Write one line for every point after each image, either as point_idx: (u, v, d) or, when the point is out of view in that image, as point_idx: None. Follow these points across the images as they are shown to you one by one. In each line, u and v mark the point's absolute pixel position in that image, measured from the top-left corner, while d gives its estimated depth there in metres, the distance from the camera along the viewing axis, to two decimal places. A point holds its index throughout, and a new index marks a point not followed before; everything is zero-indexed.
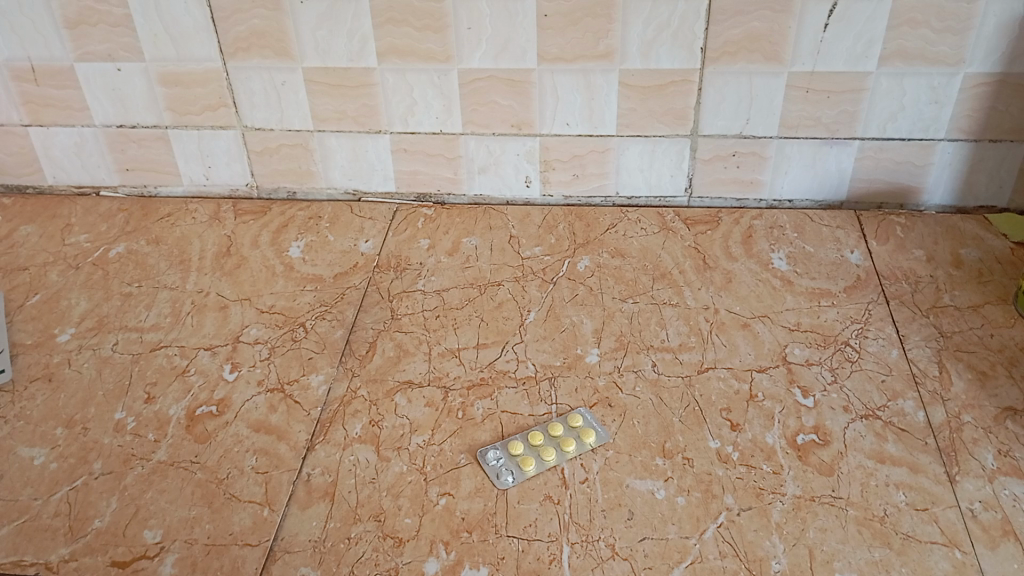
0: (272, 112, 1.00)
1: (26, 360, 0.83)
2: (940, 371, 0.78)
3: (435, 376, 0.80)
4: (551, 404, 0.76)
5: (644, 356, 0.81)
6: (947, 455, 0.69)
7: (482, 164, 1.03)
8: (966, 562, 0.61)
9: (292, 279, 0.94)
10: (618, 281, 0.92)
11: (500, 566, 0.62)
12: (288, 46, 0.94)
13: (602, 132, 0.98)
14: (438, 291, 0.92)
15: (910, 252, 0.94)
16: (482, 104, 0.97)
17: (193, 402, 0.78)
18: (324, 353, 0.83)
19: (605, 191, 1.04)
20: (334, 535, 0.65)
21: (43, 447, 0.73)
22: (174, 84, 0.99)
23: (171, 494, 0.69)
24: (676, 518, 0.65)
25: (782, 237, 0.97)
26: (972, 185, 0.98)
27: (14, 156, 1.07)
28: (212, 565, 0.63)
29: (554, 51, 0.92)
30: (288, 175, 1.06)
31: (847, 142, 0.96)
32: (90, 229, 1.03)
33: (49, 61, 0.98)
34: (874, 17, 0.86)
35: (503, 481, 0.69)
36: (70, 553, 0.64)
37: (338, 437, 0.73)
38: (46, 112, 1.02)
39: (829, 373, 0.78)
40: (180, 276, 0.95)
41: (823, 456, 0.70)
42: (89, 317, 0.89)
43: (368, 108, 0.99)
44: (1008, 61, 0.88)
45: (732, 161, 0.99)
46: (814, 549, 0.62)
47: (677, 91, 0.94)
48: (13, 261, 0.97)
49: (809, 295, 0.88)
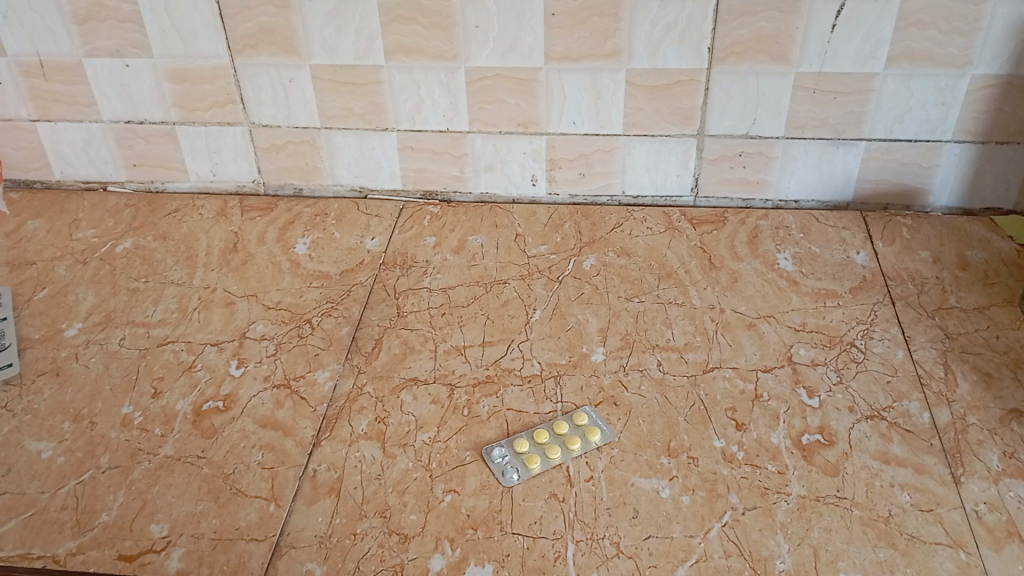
0: (279, 109, 1.00)
1: (34, 355, 0.83)
2: (946, 372, 0.78)
3: (442, 373, 0.80)
4: (556, 402, 0.76)
5: (649, 355, 0.81)
6: (953, 456, 0.69)
7: (489, 162, 1.03)
8: (971, 563, 0.61)
9: (298, 276, 0.94)
10: (624, 280, 0.92)
11: (505, 564, 0.62)
12: (296, 44, 0.95)
13: (608, 131, 0.98)
14: (444, 288, 0.92)
15: (916, 253, 0.94)
16: (489, 102, 0.97)
17: (200, 397, 0.78)
18: (330, 350, 0.83)
19: (611, 190, 1.04)
20: (340, 531, 0.65)
21: (50, 441, 0.73)
22: (182, 80, 0.99)
23: (178, 488, 0.69)
24: (681, 517, 0.65)
25: (788, 237, 0.98)
26: (978, 187, 0.98)
27: (22, 151, 1.07)
28: (218, 559, 0.63)
29: (562, 50, 0.92)
30: (295, 172, 1.07)
31: (853, 143, 0.96)
32: (97, 224, 1.04)
33: (58, 57, 0.98)
34: (881, 18, 0.86)
35: (509, 478, 0.69)
36: (77, 547, 0.64)
37: (345, 433, 0.73)
38: (54, 107, 1.03)
39: (834, 373, 0.78)
40: (187, 271, 0.95)
41: (828, 456, 0.70)
42: (97, 312, 0.89)
43: (374, 105, 0.99)
44: (1014, 63, 0.88)
45: (738, 161, 0.99)
46: (818, 549, 0.62)
47: (684, 90, 0.94)
48: (21, 255, 0.98)
49: (815, 296, 0.89)
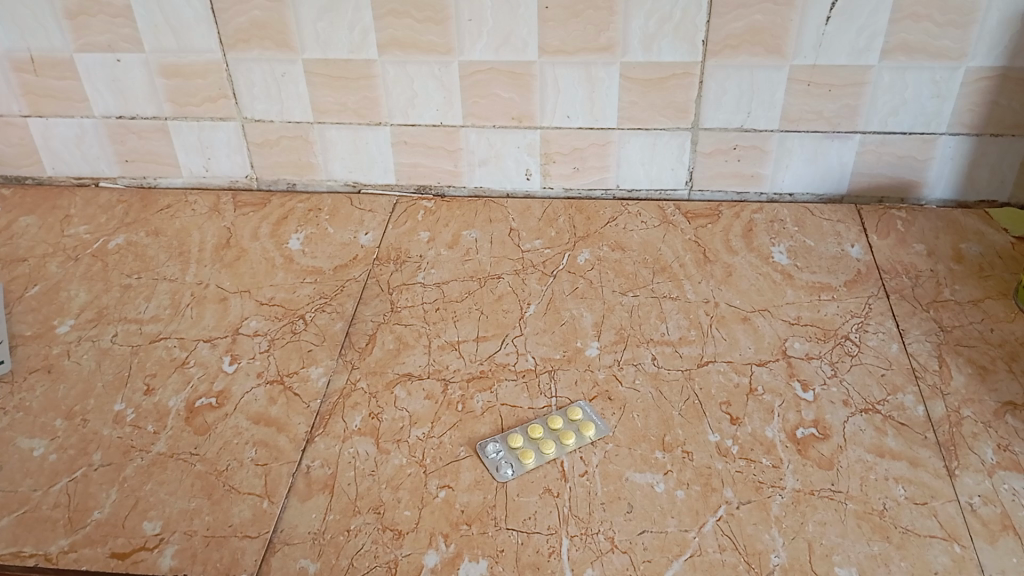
0: (272, 103, 1.00)
1: (26, 351, 0.83)
2: (940, 365, 0.78)
3: (436, 368, 0.80)
4: (550, 397, 0.76)
5: (643, 349, 0.81)
6: (947, 449, 0.69)
7: (483, 157, 1.03)
8: (965, 556, 0.61)
9: (292, 271, 0.94)
10: (619, 275, 0.92)
11: (499, 559, 0.62)
12: (289, 38, 0.94)
13: (603, 125, 0.98)
14: (438, 283, 0.91)
15: (911, 246, 0.94)
16: (483, 96, 0.97)
17: (193, 393, 0.78)
18: (324, 346, 0.83)
19: (606, 184, 1.04)
20: (333, 527, 0.65)
21: (42, 438, 0.73)
22: (174, 75, 0.98)
23: (171, 485, 0.69)
24: (675, 511, 0.65)
25: (783, 230, 0.97)
26: (973, 179, 0.98)
27: (13, 147, 1.07)
28: (212, 556, 0.63)
29: (555, 44, 0.92)
30: (288, 167, 1.06)
31: (848, 136, 0.96)
32: (89, 220, 1.03)
33: (49, 51, 0.97)
34: (876, 10, 0.86)
35: (503, 474, 0.69)
36: (69, 545, 0.64)
37: (338, 429, 0.73)
38: (45, 102, 1.02)
39: (829, 367, 0.78)
40: (180, 267, 0.95)
41: (823, 449, 0.70)
42: (89, 308, 0.89)
43: (368, 100, 0.98)
44: (1010, 55, 0.88)
45: (733, 154, 0.99)
46: (813, 543, 0.62)
47: (679, 84, 0.93)
48: (13, 252, 0.97)
49: (809, 289, 0.88)
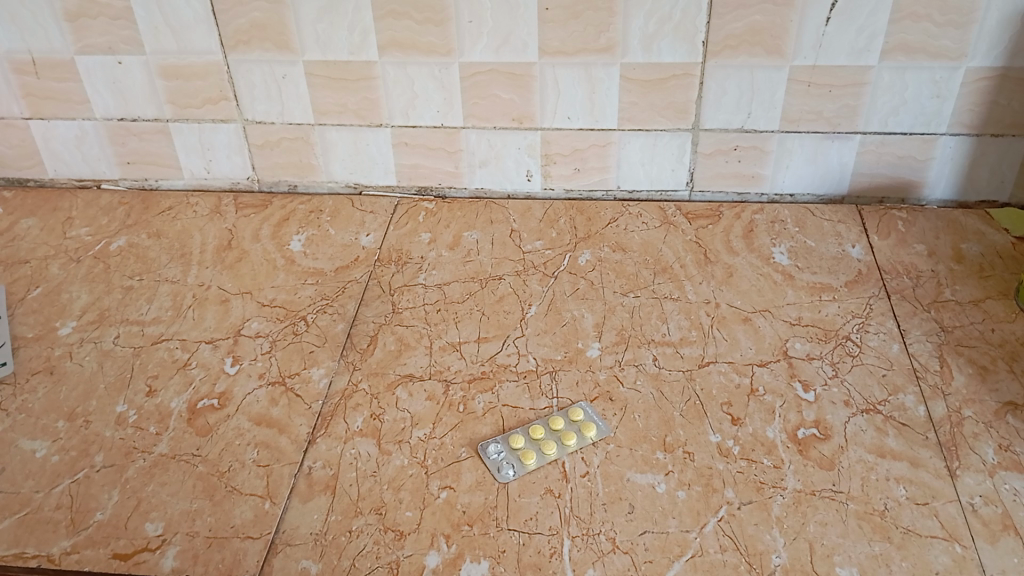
0: (273, 105, 1.00)
1: (28, 353, 0.83)
2: (941, 365, 0.78)
3: (437, 369, 0.80)
4: (551, 398, 0.76)
5: (644, 350, 0.81)
6: (948, 449, 0.69)
7: (483, 158, 1.03)
8: (966, 556, 0.61)
9: (293, 273, 0.94)
10: (620, 276, 0.92)
11: (500, 559, 0.62)
12: (289, 39, 0.94)
13: (603, 125, 0.98)
14: (439, 285, 0.91)
15: (912, 247, 0.94)
16: (483, 97, 0.97)
17: (195, 395, 0.78)
18: (325, 347, 0.83)
19: (606, 185, 1.04)
20: (335, 528, 0.65)
21: (44, 440, 0.73)
22: (175, 77, 0.98)
23: (173, 486, 0.69)
24: (676, 511, 0.65)
25: (783, 231, 0.97)
26: (973, 179, 0.98)
27: (14, 148, 1.07)
28: (213, 557, 0.63)
29: (556, 44, 0.92)
30: (289, 169, 1.06)
31: (848, 136, 0.96)
32: (91, 222, 1.03)
33: (50, 53, 0.97)
34: (875, 10, 0.86)
35: (504, 474, 0.69)
36: (71, 546, 0.64)
37: (340, 430, 0.73)
38: (46, 104, 1.02)
39: (830, 367, 0.78)
40: (181, 269, 0.95)
41: (824, 449, 0.70)
42: (90, 310, 0.89)
43: (369, 101, 0.98)
44: (1010, 55, 0.88)
45: (733, 155, 0.99)
46: (814, 543, 0.62)
47: (679, 84, 0.93)
48: (14, 254, 0.97)
49: (810, 290, 0.88)
